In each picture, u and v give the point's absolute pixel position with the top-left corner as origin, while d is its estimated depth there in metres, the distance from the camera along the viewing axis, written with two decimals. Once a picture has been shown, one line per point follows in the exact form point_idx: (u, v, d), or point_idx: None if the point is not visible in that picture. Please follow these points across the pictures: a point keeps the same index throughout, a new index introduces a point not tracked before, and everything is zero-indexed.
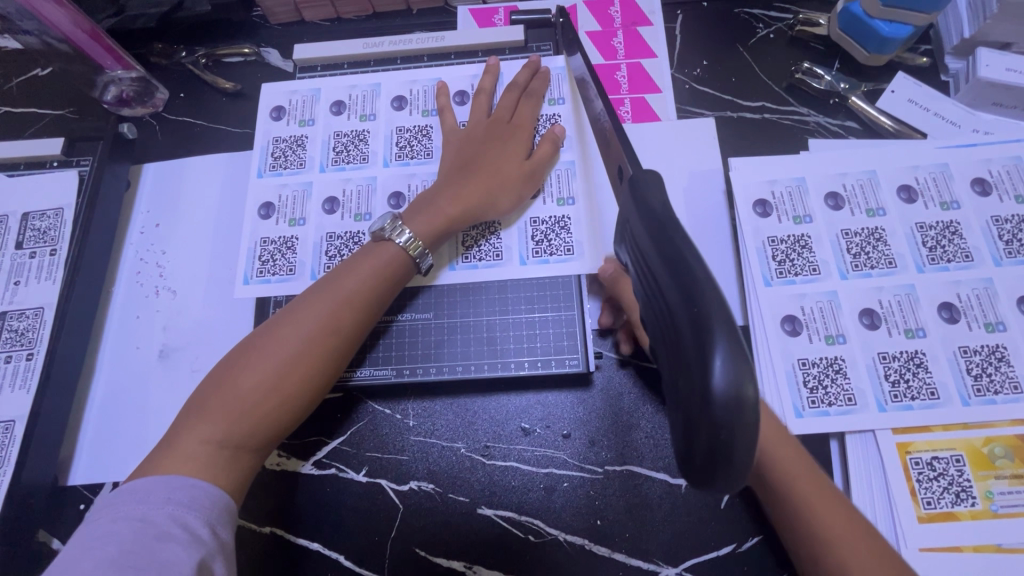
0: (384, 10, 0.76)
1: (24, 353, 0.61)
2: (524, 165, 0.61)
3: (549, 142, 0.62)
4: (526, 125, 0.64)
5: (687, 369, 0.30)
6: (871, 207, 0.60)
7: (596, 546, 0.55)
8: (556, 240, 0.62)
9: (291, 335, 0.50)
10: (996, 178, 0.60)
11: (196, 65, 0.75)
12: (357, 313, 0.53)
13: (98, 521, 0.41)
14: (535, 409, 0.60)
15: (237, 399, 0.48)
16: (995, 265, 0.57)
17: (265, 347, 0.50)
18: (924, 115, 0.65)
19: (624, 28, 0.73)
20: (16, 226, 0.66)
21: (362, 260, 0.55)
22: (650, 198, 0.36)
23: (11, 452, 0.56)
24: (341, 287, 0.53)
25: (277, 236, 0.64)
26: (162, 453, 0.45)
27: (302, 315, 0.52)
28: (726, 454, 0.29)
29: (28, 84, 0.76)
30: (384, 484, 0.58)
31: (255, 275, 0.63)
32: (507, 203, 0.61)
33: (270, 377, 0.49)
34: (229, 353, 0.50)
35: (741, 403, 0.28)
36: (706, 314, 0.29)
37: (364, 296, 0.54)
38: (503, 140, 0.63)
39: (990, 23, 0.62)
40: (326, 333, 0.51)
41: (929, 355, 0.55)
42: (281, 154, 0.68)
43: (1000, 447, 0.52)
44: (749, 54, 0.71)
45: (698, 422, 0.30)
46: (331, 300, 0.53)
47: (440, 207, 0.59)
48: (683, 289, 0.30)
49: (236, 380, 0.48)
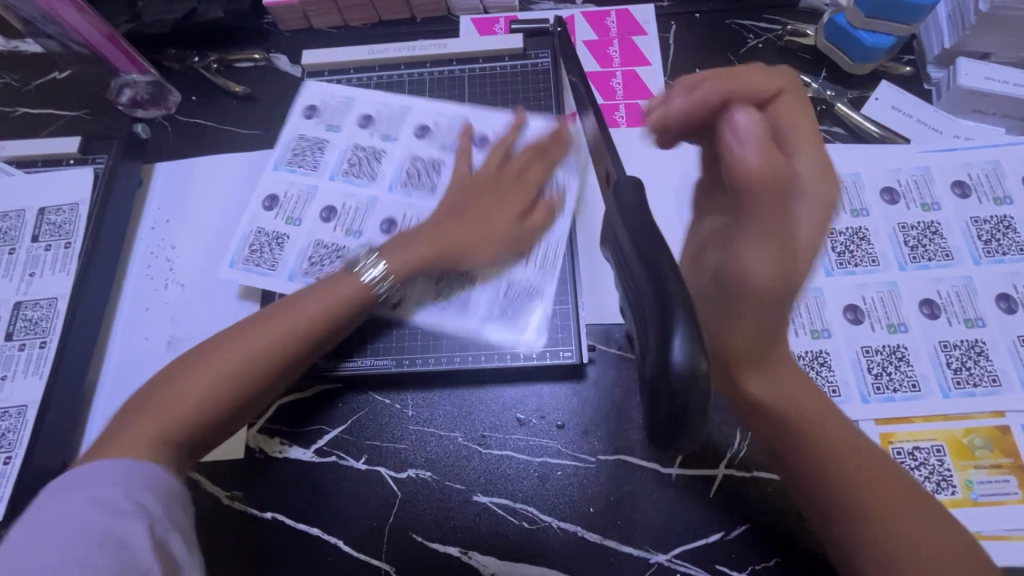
0: (390, 18, 0.79)
1: (37, 340, 0.63)
2: (513, 228, 0.58)
3: (542, 212, 0.61)
4: (532, 183, 0.61)
5: (647, 350, 0.31)
6: (855, 208, 0.62)
7: (588, 532, 0.56)
8: (518, 308, 0.62)
9: (239, 356, 0.48)
10: (976, 181, 0.62)
11: (208, 69, 0.78)
12: (310, 339, 0.51)
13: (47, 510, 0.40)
14: (530, 400, 0.61)
15: (167, 412, 0.46)
16: (974, 263, 0.59)
17: (212, 363, 0.48)
18: (908, 120, 0.68)
19: (619, 37, 0.76)
20: (32, 220, 0.69)
21: (321, 287, 0.53)
22: (627, 197, 0.36)
23: (21, 437, 0.59)
24: (296, 312, 0.51)
25: (275, 226, 0.67)
26: (119, 435, 0.45)
27: (254, 333, 0.49)
28: (683, 414, 0.30)
29: (46, 86, 0.79)
30: (383, 472, 0.60)
31: (241, 260, 0.65)
32: (475, 257, 0.57)
33: (202, 400, 0.47)
34: (180, 357, 0.49)
35: (696, 376, 0.29)
36: (666, 298, 0.30)
37: (321, 323, 0.51)
38: (502, 196, 0.60)
39: (968, 34, 0.64)
40: (275, 358, 0.49)
41: (909, 348, 0.57)
42: (297, 154, 0.70)
43: (979, 437, 0.53)
44: (740, 63, 0.74)
45: (658, 395, 0.30)
46: (286, 323, 0.50)
47: (415, 245, 0.56)
48: (647, 271, 0.32)
49: (175, 389, 0.47)
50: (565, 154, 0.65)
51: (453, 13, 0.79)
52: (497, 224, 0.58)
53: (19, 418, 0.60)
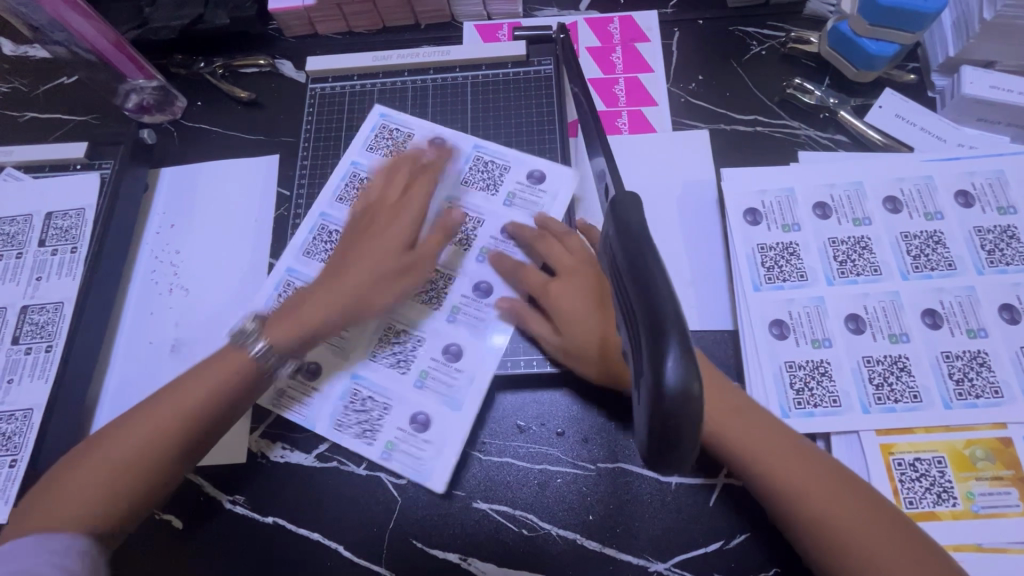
0: (394, 24, 0.80)
1: (43, 345, 0.64)
2: (401, 259, 0.59)
3: (441, 231, 0.62)
4: (413, 206, 0.61)
5: (642, 372, 0.31)
6: (857, 217, 0.62)
7: (587, 540, 0.56)
8: (408, 450, 0.59)
9: (127, 441, 0.49)
10: (979, 190, 0.62)
11: (213, 75, 0.78)
12: (199, 416, 0.51)
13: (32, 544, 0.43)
14: (530, 407, 0.62)
15: (61, 500, 0.47)
16: (977, 273, 0.59)
17: (101, 451, 0.49)
18: (910, 129, 0.68)
19: (622, 43, 0.76)
20: (39, 225, 0.70)
21: (211, 363, 0.53)
22: (629, 215, 0.36)
23: (27, 439, 0.59)
24: (182, 390, 0.52)
25: (343, 185, 0.70)
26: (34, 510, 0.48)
27: (137, 421, 0.50)
28: (674, 434, 0.30)
29: (54, 91, 0.80)
30: (384, 477, 0.60)
31: (386, 125, 0.72)
32: (366, 300, 0.58)
33: (96, 485, 0.48)
34: (77, 448, 0.50)
35: (689, 397, 0.29)
36: (659, 319, 0.30)
37: (209, 396, 0.52)
38: (375, 229, 0.60)
39: (973, 42, 0.64)
40: (160, 438, 0.50)
41: (912, 359, 0.56)
42: (481, 176, 0.68)
43: (981, 449, 0.53)
44: (742, 70, 0.74)
45: (650, 413, 0.30)
46: (171, 404, 0.51)
47: (299, 315, 0.56)
48: (640, 288, 0.32)
49: (71, 478, 0.48)
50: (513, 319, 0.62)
51: (456, 19, 0.80)
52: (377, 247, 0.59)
53: (25, 421, 0.60)
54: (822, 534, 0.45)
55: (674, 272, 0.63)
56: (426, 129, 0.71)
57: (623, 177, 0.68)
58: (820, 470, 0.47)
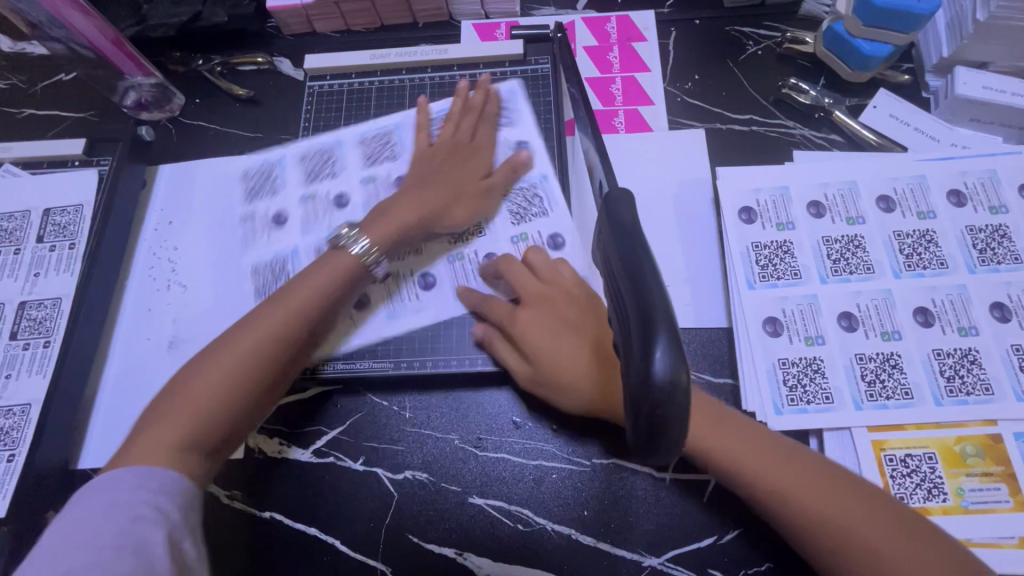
0: (392, 22, 0.80)
1: (42, 340, 0.64)
2: (479, 185, 0.65)
3: (505, 168, 0.66)
4: (484, 148, 0.68)
5: (631, 363, 0.32)
6: (851, 216, 0.63)
7: (581, 536, 0.57)
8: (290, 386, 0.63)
9: (244, 349, 0.50)
10: (971, 190, 0.63)
11: (212, 72, 0.79)
12: (311, 322, 0.54)
13: (80, 502, 0.42)
14: (526, 403, 0.62)
15: (187, 413, 0.47)
16: (969, 272, 0.59)
17: (218, 361, 0.49)
18: (904, 129, 0.68)
19: (619, 43, 0.77)
20: (37, 221, 0.70)
21: (313, 272, 0.55)
22: (622, 209, 0.37)
23: (26, 433, 0.60)
24: (289, 297, 0.53)
25: (375, 133, 0.73)
26: (133, 442, 0.46)
27: (252, 330, 0.51)
28: (661, 425, 0.30)
29: (52, 88, 0.80)
30: (381, 473, 0.60)
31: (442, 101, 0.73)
32: (448, 218, 0.63)
33: (222, 394, 0.49)
34: (188, 361, 0.50)
35: (678, 389, 0.30)
36: (649, 310, 0.31)
37: (319, 301, 0.54)
38: (459, 162, 0.66)
39: (966, 43, 0.65)
40: (278, 344, 0.51)
41: (904, 356, 0.57)
42: (522, 204, 0.67)
43: (971, 445, 0.54)
44: (738, 69, 0.74)
45: (638, 404, 0.31)
46: (284, 310, 0.52)
47: (395, 218, 0.60)
48: (631, 280, 0.33)
49: (188, 393, 0.48)
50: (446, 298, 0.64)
51: (454, 18, 0.80)
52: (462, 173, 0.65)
53: (23, 416, 0.61)
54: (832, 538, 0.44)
55: (670, 270, 0.64)
56: (528, 130, 0.71)
57: (620, 175, 0.69)
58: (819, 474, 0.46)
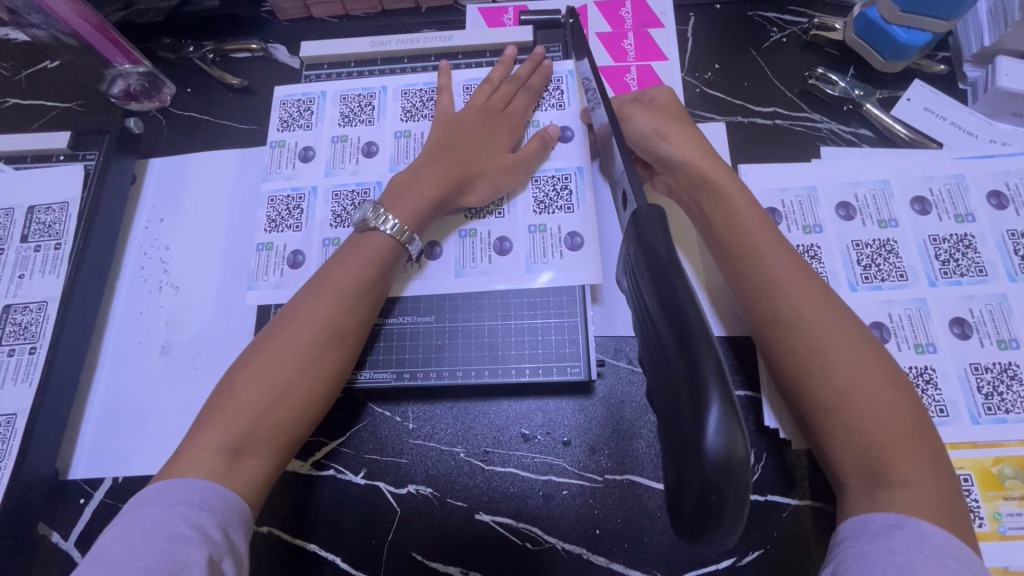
0: (393, 7, 0.76)
1: (27, 346, 0.61)
2: (508, 158, 0.60)
3: (537, 140, 0.61)
4: (516, 117, 0.63)
5: (683, 431, 0.31)
6: (883, 218, 0.59)
7: (594, 555, 0.54)
8: None
9: (290, 337, 0.48)
10: (1013, 191, 0.58)
11: (203, 60, 0.74)
12: (353, 308, 0.51)
13: (119, 522, 0.40)
14: (536, 415, 0.59)
15: (237, 416, 0.45)
16: (1010, 280, 0.56)
17: (266, 357, 0.47)
18: (940, 124, 0.64)
19: (635, 29, 0.72)
20: (21, 220, 0.66)
21: (348, 251, 0.53)
22: (655, 239, 0.36)
23: (12, 445, 0.56)
24: (333, 283, 0.51)
25: (417, 88, 0.69)
26: (184, 450, 0.44)
27: (300, 318, 0.49)
28: (714, 508, 0.29)
29: (37, 76, 0.76)
30: (383, 487, 0.58)
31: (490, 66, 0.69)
32: (473, 189, 0.59)
33: (270, 393, 0.46)
34: (237, 359, 0.48)
35: (732, 467, 0.28)
36: (698, 373, 0.30)
37: (356, 285, 0.51)
38: (489, 129, 0.61)
39: (1010, 31, 0.60)
40: (321, 330, 0.49)
41: (938, 370, 0.53)
42: (549, 194, 0.62)
43: (1009, 467, 0.51)
44: (762, 59, 0.70)
45: (691, 476, 0.30)
46: (326, 294, 0.50)
47: (418, 188, 0.56)
48: (676, 331, 0.32)
49: (236, 393, 0.46)
50: (460, 264, 0.61)
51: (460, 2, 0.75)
52: (488, 143, 0.60)
53: (8, 427, 0.57)
54: (854, 421, 0.41)
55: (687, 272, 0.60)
56: (575, 116, 0.65)
57: None
58: (862, 359, 0.43)
